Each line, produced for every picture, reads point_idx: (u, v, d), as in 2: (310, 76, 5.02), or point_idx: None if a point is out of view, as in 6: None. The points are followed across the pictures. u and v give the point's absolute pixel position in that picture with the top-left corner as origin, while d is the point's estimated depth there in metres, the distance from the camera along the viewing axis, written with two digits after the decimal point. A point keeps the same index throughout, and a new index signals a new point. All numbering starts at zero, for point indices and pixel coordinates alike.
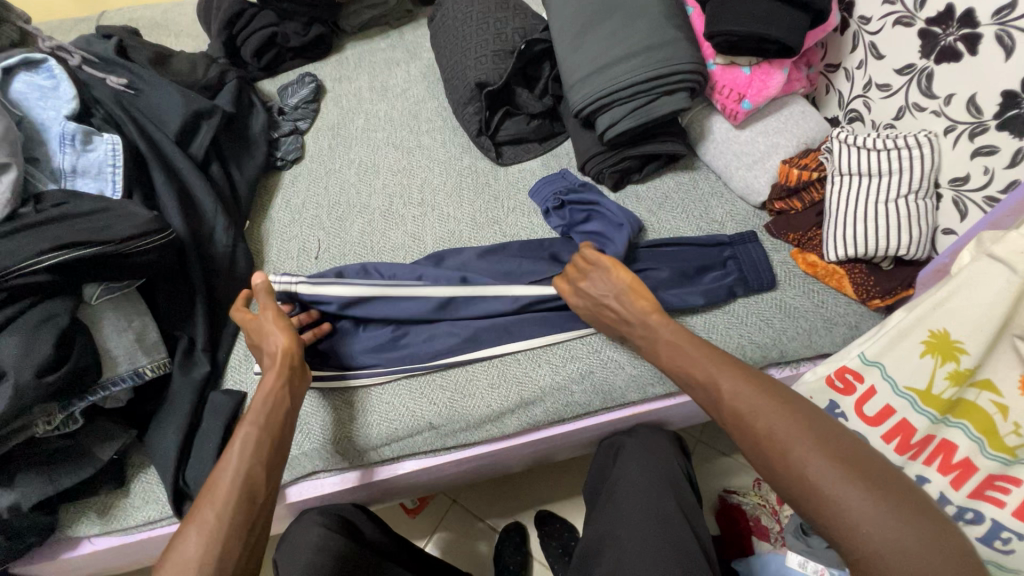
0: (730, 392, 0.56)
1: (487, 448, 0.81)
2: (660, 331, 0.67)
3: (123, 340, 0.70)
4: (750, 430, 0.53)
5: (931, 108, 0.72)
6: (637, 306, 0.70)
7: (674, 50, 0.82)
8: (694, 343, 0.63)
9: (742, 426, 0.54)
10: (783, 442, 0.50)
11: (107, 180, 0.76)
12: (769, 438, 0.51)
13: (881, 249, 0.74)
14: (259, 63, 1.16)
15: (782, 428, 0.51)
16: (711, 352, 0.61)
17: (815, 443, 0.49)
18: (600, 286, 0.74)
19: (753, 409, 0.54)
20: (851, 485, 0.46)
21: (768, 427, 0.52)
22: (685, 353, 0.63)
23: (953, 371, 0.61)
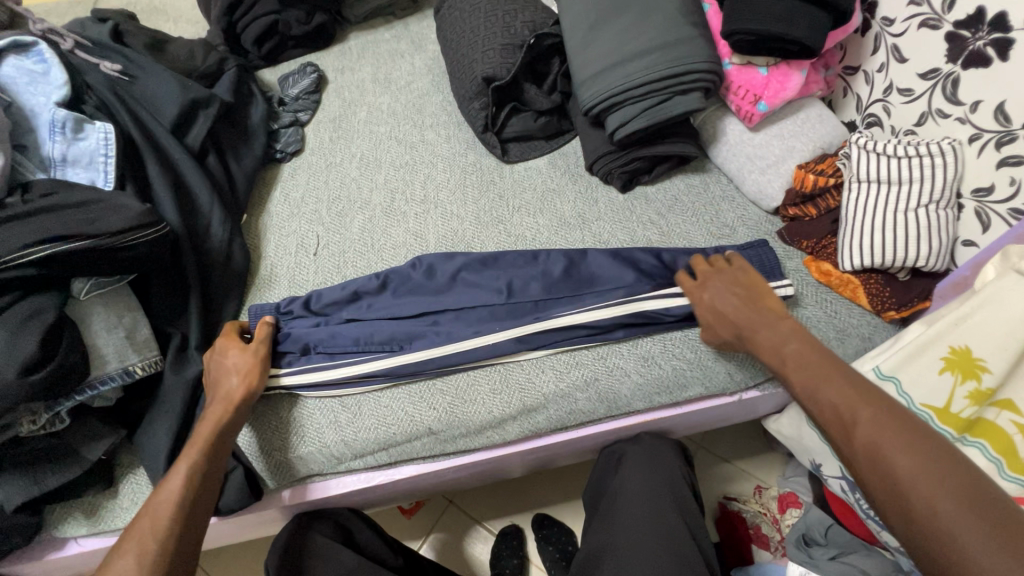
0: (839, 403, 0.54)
1: (487, 455, 0.79)
2: (790, 340, 0.62)
3: (113, 337, 0.68)
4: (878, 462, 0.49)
5: (955, 115, 0.69)
6: (764, 308, 0.68)
7: (690, 48, 0.80)
8: (821, 355, 0.60)
9: (872, 460, 0.49)
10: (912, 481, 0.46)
11: (98, 171, 0.73)
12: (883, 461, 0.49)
13: (898, 259, 0.71)
14: (260, 52, 1.13)
15: (913, 467, 0.47)
16: (830, 362, 0.58)
17: (938, 470, 0.46)
18: (727, 285, 0.72)
19: (869, 425, 0.51)
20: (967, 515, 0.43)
21: (898, 463, 0.48)
22: (803, 362, 0.60)
23: (973, 390, 0.59)
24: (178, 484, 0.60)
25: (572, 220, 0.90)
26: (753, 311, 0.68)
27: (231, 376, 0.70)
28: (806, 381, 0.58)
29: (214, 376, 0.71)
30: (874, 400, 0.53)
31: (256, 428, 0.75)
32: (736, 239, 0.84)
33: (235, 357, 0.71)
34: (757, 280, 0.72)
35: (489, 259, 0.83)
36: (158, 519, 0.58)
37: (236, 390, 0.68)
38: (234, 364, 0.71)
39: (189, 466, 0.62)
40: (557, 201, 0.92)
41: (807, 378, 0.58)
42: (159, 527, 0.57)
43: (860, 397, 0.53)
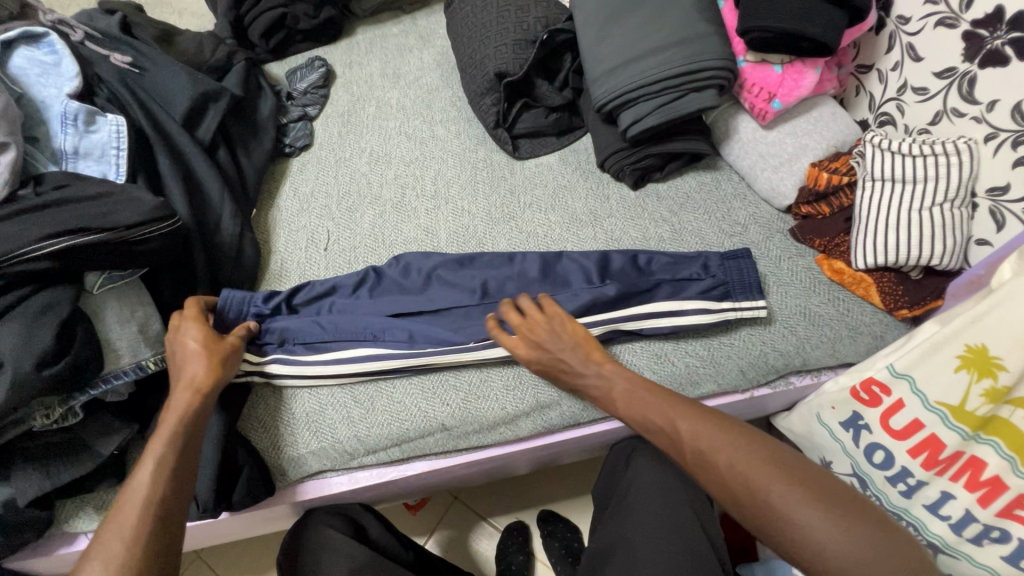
0: (689, 432, 0.60)
1: (499, 451, 0.79)
2: (617, 381, 0.67)
3: (125, 331, 0.67)
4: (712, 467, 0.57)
5: (971, 114, 0.69)
6: (591, 355, 0.70)
7: (706, 45, 0.79)
8: (653, 390, 0.66)
9: (707, 466, 0.58)
10: (744, 474, 0.56)
11: (110, 163, 0.72)
12: (740, 476, 0.56)
13: (912, 258, 0.72)
14: (268, 46, 1.13)
15: (739, 460, 0.57)
16: (664, 395, 0.64)
17: (773, 473, 0.55)
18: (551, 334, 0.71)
19: (713, 447, 0.58)
20: (807, 506, 0.53)
21: (726, 460, 0.57)
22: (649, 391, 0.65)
23: (989, 389, 0.59)
24: (147, 478, 0.58)
25: (585, 217, 0.90)
26: (579, 365, 0.70)
27: (196, 361, 0.66)
28: (647, 411, 0.64)
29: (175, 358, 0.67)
30: (696, 417, 0.61)
31: (269, 424, 0.75)
32: (748, 237, 0.84)
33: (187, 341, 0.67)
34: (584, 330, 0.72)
35: (502, 256, 0.83)
36: (127, 515, 0.55)
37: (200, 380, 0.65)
38: (191, 349, 0.67)
39: (155, 460, 0.59)
40: (569, 198, 0.92)
41: (642, 409, 0.65)
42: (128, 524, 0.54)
43: (681, 410, 0.62)
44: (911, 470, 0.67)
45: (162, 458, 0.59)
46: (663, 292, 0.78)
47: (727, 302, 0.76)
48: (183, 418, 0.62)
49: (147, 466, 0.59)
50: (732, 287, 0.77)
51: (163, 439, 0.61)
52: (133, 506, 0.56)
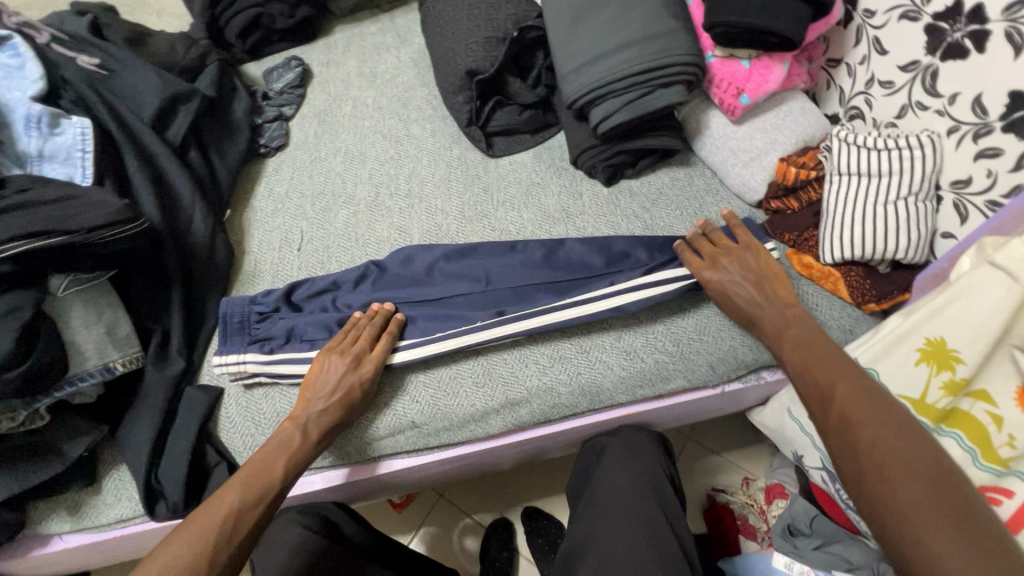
0: (843, 399, 0.54)
1: (472, 449, 0.79)
2: (795, 328, 0.65)
3: (92, 333, 0.68)
4: (853, 434, 0.50)
5: (934, 107, 0.69)
6: (773, 292, 0.70)
7: (673, 40, 0.79)
8: (837, 356, 0.59)
9: (848, 431, 0.51)
10: (885, 452, 0.48)
11: (75, 166, 0.72)
12: (878, 461, 0.48)
13: (878, 251, 0.72)
14: (244, 46, 1.13)
15: (887, 440, 0.49)
16: (841, 363, 0.58)
17: (922, 467, 0.46)
18: (742, 267, 0.72)
19: (866, 420, 0.51)
20: (944, 515, 0.43)
21: (873, 436, 0.49)
22: (812, 351, 0.61)
23: (948, 381, 0.60)
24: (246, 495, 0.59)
25: (558, 214, 0.90)
26: (758, 292, 0.70)
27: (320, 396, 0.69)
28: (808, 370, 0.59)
29: (316, 379, 0.70)
30: (864, 391, 0.54)
31: (240, 424, 0.75)
32: None
33: (355, 377, 0.70)
34: (772, 268, 0.72)
35: (486, 250, 0.83)
36: (211, 534, 0.55)
37: (324, 415, 0.68)
38: (348, 387, 0.69)
39: (267, 489, 0.61)
40: (542, 195, 0.92)
41: (810, 366, 0.59)
42: (214, 543, 0.55)
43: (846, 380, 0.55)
44: None
45: (275, 483, 0.62)
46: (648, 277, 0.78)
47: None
48: (311, 452, 0.66)
49: (265, 483, 0.61)
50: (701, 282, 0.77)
51: (284, 460, 0.64)
52: (226, 525, 0.56)
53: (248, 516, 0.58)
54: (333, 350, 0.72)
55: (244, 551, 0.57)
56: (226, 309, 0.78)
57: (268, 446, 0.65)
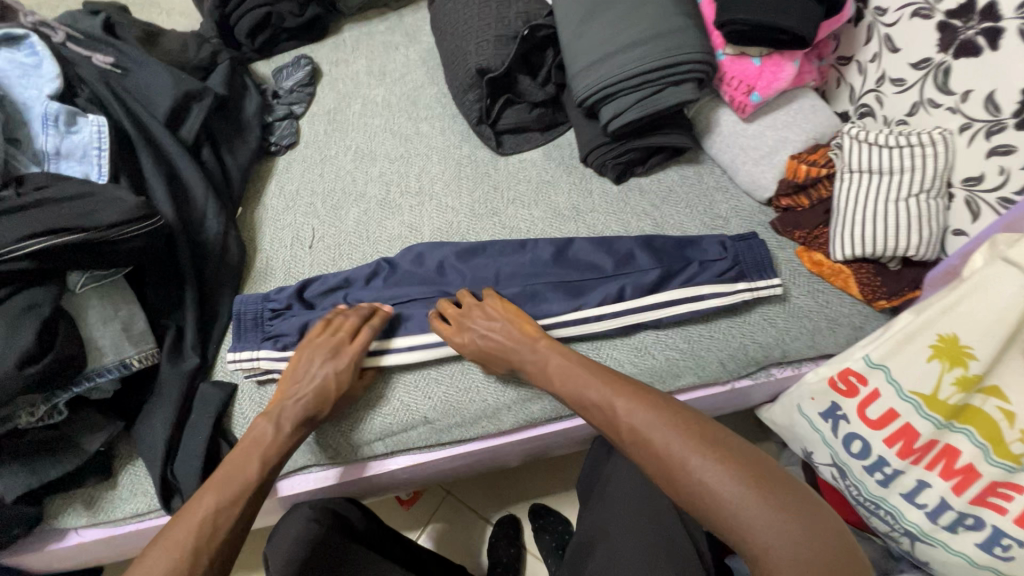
0: (626, 413, 0.59)
1: (484, 445, 0.79)
2: (550, 357, 0.68)
3: (109, 329, 0.68)
4: (649, 445, 0.56)
5: (946, 105, 0.70)
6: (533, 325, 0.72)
7: (684, 38, 0.80)
8: (604, 369, 0.64)
9: (644, 447, 0.56)
10: (683, 454, 0.53)
11: (91, 164, 0.73)
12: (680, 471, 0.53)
13: (889, 249, 0.72)
14: (254, 45, 1.13)
15: (675, 441, 0.54)
16: (605, 375, 0.64)
17: (710, 452, 0.53)
18: (488, 315, 0.73)
19: (649, 427, 0.57)
20: (744, 493, 0.50)
21: (663, 441, 0.55)
22: (580, 369, 0.65)
23: (960, 377, 0.60)
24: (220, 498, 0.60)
25: (567, 212, 0.90)
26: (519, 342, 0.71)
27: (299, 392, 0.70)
28: (590, 389, 0.63)
29: (299, 372, 0.71)
30: (639, 404, 0.59)
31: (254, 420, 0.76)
32: (729, 230, 0.85)
33: (331, 369, 0.70)
34: (525, 315, 0.74)
35: (499, 248, 0.84)
36: (186, 540, 0.56)
37: (302, 409, 0.69)
38: (325, 378, 0.70)
39: (238, 486, 0.62)
40: (552, 193, 0.92)
41: (580, 389, 0.64)
42: (190, 548, 0.55)
43: (618, 393, 0.61)
44: (888, 459, 0.67)
45: (251, 481, 0.63)
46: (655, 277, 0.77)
47: (708, 295, 0.76)
48: (285, 449, 0.67)
49: (238, 482, 0.62)
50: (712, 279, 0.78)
51: (258, 458, 0.65)
52: (202, 526, 0.57)
53: (225, 516, 0.59)
54: (314, 342, 0.73)
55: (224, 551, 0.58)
56: (241, 307, 0.78)
57: (242, 445, 0.66)
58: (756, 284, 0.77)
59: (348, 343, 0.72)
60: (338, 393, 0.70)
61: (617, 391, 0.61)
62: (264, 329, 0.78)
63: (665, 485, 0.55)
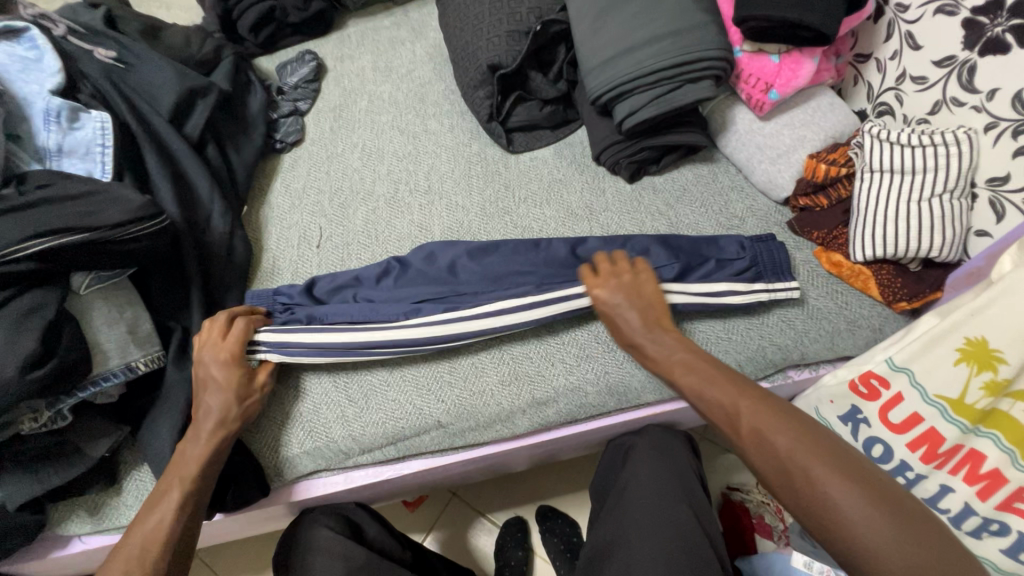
0: (746, 411, 0.55)
1: (497, 449, 0.78)
2: (675, 349, 0.65)
3: (114, 332, 0.66)
4: (769, 446, 0.52)
5: (970, 104, 0.68)
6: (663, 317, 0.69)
7: (701, 35, 0.78)
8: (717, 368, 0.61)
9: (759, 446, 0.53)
10: (807, 463, 0.50)
11: (95, 161, 0.71)
12: (809, 483, 0.49)
13: (911, 249, 0.71)
14: (257, 40, 1.11)
15: (795, 447, 0.51)
16: (721, 372, 0.60)
17: (836, 467, 0.49)
18: (627, 289, 0.71)
19: (772, 428, 0.53)
20: (881, 517, 0.46)
21: (782, 445, 0.51)
22: (691, 368, 0.62)
23: (989, 381, 0.59)
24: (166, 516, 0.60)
25: (581, 211, 0.89)
26: (644, 325, 0.68)
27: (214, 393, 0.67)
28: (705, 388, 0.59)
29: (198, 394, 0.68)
30: (762, 405, 0.55)
31: (264, 424, 0.75)
32: (745, 230, 0.84)
33: (217, 369, 0.68)
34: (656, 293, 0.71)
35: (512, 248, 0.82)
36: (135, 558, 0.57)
37: (211, 417, 0.65)
38: (216, 380, 0.67)
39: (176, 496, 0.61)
40: (564, 192, 0.91)
41: (697, 383, 0.60)
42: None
43: (739, 392, 0.57)
44: (910, 463, 0.66)
45: (175, 504, 0.60)
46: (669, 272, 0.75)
47: (724, 294, 0.75)
48: (205, 457, 0.63)
49: (158, 512, 0.60)
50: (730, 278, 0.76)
51: (180, 482, 0.62)
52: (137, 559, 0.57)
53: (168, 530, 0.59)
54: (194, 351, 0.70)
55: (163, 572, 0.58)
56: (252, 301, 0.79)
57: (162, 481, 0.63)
58: (773, 285, 0.76)
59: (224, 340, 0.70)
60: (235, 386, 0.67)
61: (734, 393, 0.57)
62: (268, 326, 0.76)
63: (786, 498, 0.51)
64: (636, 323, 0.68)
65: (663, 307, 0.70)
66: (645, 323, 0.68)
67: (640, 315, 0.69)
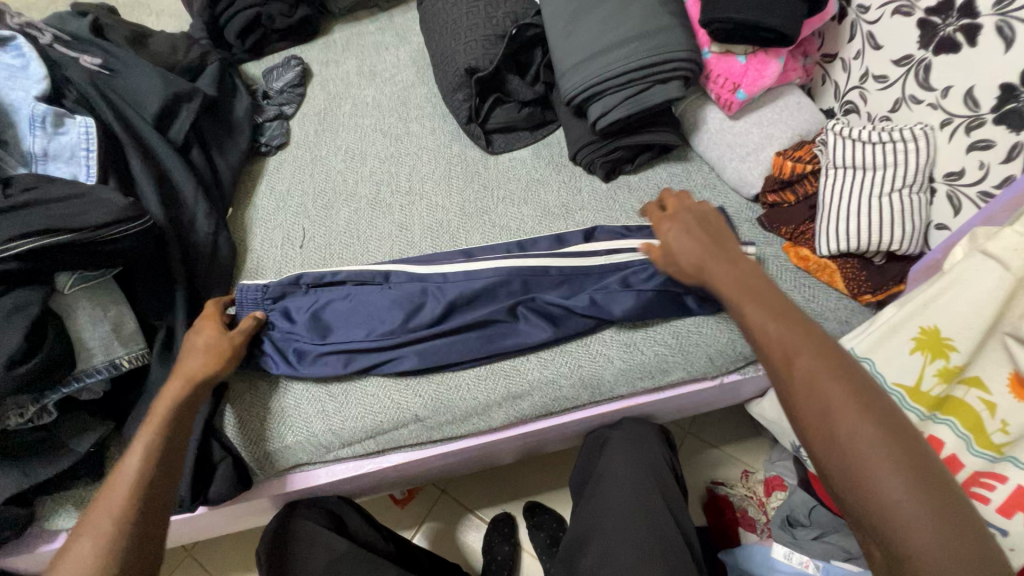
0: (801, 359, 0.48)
1: (475, 442, 0.80)
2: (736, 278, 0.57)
3: (98, 330, 0.68)
4: (814, 406, 0.46)
5: (927, 101, 0.71)
6: (725, 243, 0.62)
7: (670, 37, 0.81)
8: (778, 299, 0.54)
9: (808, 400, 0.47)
10: (853, 433, 0.44)
11: (80, 165, 0.73)
12: (849, 440, 0.44)
13: (873, 243, 0.73)
14: (243, 46, 1.13)
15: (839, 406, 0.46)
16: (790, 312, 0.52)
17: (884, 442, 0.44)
18: (697, 220, 0.67)
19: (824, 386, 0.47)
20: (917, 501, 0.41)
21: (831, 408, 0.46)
22: (759, 298, 0.54)
23: (942, 368, 0.61)
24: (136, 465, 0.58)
25: (557, 210, 0.91)
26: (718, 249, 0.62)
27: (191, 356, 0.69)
28: (762, 321, 0.52)
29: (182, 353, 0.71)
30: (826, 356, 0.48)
31: (246, 419, 0.77)
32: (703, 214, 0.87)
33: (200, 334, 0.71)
34: (720, 227, 0.66)
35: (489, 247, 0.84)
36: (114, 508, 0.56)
37: (197, 368, 0.67)
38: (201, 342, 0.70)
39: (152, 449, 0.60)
40: (542, 191, 0.93)
41: (758, 318, 0.53)
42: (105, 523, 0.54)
43: (800, 335, 0.49)
44: None
45: (150, 452, 0.59)
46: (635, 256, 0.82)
47: None
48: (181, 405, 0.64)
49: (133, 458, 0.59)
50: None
51: (155, 429, 0.61)
52: (118, 498, 0.56)
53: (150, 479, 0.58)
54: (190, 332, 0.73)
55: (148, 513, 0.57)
56: (241, 294, 0.79)
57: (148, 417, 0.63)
58: None
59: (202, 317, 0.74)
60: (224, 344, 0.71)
61: (792, 331, 0.50)
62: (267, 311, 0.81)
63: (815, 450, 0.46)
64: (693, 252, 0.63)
65: (731, 234, 0.66)
66: (716, 243, 0.62)
67: (697, 225, 0.65)
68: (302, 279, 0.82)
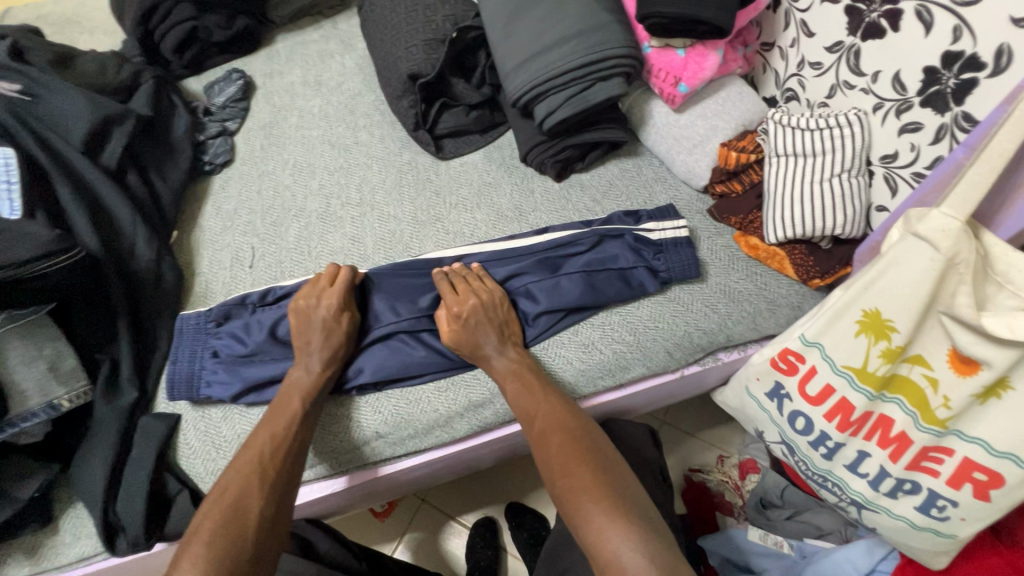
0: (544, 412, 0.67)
1: (441, 452, 0.79)
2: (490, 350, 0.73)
3: (33, 371, 0.66)
4: (546, 444, 0.64)
5: (860, 86, 0.72)
6: (508, 336, 0.75)
7: (608, 34, 0.80)
8: (537, 377, 0.71)
9: (544, 441, 0.65)
10: (573, 473, 0.60)
11: (3, 199, 0.70)
12: (572, 487, 0.59)
13: (817, 230, 0.74)
14: (182, 60, 1.09)
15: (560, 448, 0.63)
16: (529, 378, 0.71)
17: (590, 475, 0.60)
18: (484, 309, 0.74)
19: (553, 428, 0.65)
20: (616, 523, 0.55)
21: (556, 443, 0.64)
22: (518, 377, 0.71)
23: (886, 349, 0.62)
24: (291, 424, 0.67)
25: (510, 213, 0.90)
26: (497, 340, 0.74)
27: (315, 336, 0.72)
28: (520, 396, 0.69)
29: (303, 322, 0.73)
30: (554, 408, 0.67)
31: (201, 450, 0.74)
32: (651, 206, 0.88)
33: (327, 309, 0.73)
34: (509, 316, 0.76)
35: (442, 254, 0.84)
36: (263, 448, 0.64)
37: (319, 351, 0.71)
38: (324, 318, 0.72)
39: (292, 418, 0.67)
40: (494, 194, 0.92)
41: (514, 390, 0.70)
42: (256, 465, 0.62)
43: (533, 393, 0.69)
44: (829, 433, 0.70)
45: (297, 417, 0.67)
46: (589, 250, 0.81)
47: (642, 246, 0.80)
48: (319, 385, 0.70)
49: (287, 418, 0.67)
50: (640, 249, 0.80)
51: (299, 397, 0.68)
52: (271, 446, 0.64)
53: (293, 435, 0.66)
54: (312, 299, 0.74)
55: (287, 470, 0.64)
56: (181, 322, 0.79)
57: (281, 390, 0.69)
58: (663, 224, 0.82)
59: (332, 287, 0.76)
60: (344, 327, 0.73)
61: (535, 400, 0.68)
62: (212, 335, 0.78)
63: (558, 505, 0.61)
64: (491, 338, 0.73)
65: (514, 324, 0.76)
66: (500, 337, 0.74)
67: (497, 333, 0.74)
68: (249, 298, 0.80)
